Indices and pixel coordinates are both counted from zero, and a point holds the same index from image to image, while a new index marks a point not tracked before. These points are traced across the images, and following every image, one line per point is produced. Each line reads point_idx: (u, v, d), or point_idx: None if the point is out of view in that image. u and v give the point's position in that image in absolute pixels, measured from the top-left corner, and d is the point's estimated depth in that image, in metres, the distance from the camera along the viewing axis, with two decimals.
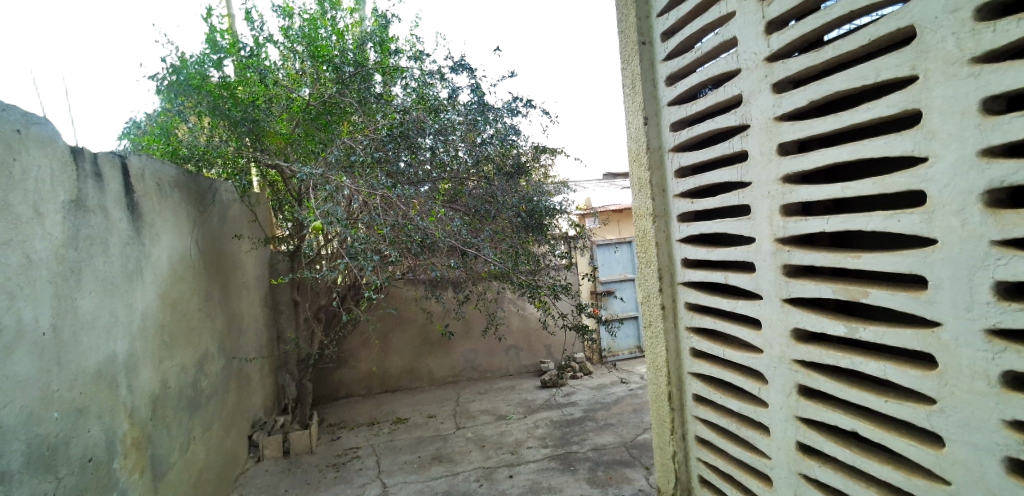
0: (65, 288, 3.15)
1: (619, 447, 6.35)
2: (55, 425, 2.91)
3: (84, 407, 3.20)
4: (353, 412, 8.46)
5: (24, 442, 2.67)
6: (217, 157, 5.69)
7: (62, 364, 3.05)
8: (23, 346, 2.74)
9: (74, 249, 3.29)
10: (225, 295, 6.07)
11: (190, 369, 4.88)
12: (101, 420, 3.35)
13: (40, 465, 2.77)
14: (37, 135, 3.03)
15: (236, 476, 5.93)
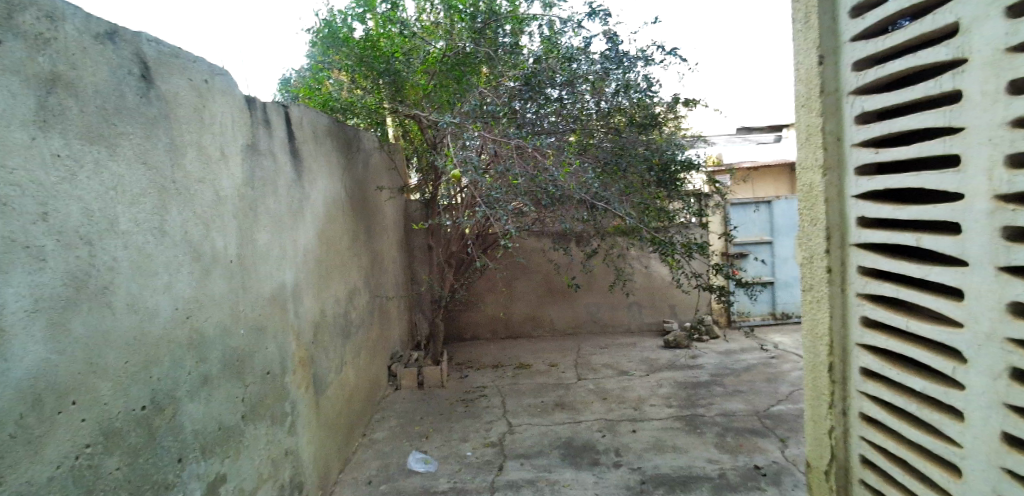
0: (245, 222, 3.58)
1: (751, 416, 5.87)
2: (242, 339, 3.40)
3: (262, 328, 3.69)
4: (479, 353, 8.97)
5: (221, 350, 3.15)
6: (362, 109, 6.08)
7: (246, 289, 3.52)
8: (218, 269, 3.17)
9: (250, 188, 3.70)
10: (368, 237, 6.62)
11: (342, 301, 5.45)
12: (276, 339, 3.87)
13: (234, 371, 3.27)
14: (219, 84, 3.38)
15: (380, 399, 6.65)
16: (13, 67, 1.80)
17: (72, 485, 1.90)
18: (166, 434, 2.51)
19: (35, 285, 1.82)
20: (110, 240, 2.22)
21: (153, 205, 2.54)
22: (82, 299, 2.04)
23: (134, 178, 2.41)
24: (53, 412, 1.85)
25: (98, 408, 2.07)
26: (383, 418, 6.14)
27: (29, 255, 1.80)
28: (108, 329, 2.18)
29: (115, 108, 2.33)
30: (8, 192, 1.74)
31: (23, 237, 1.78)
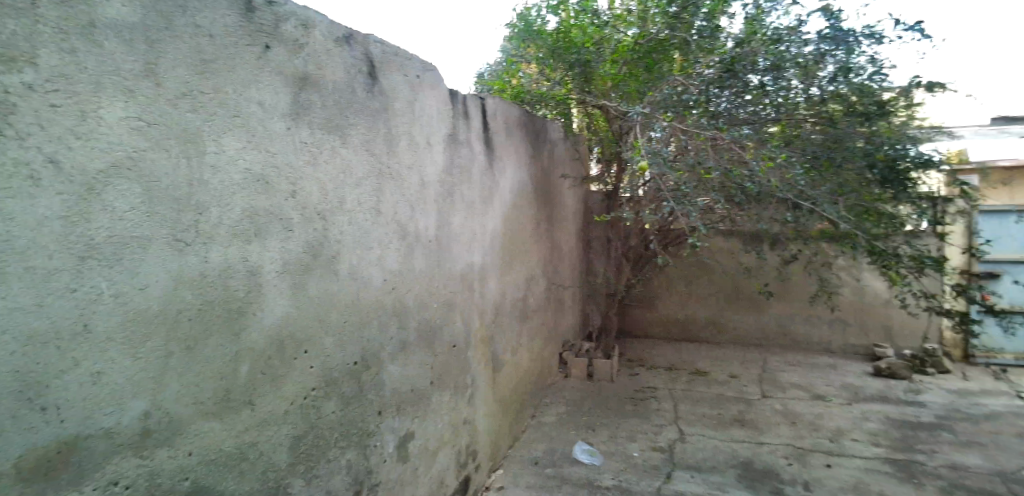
0: (444, 206, 3.93)
1: (989, 476, 4.49)
2: (435, 313, 3.74)
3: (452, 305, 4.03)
4: (651, 352, 8.51)
5: (418, 321, 3.50)
6: (552, 100, 6.19)
7: (440, 267, 3.85)
8: (420, 248, 3.54)
9: (450, 175, 4.04)
10: (549, 226, 6.71)
11: (522, 286, 5.66)
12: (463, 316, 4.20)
13: (426, 340, 3.61)
14: (429, 80, 3.72)
15: (550, 384, 6.75)
16: (276, 70, 2.22)
17: (301, 418, 2.30)
18: (371, 388, 2.89)
19: (285, 251, 2.22)
20: (340, 217, 2.62)
21: (372, 188, 2.92)
22: (317, 265, 2.44)
23: (359, 163, 2.79)
24: (291, 356, 2.25)
25: (323, 357, 2.47)
26: (551, 404, 6.23)
27: (281, 225, 2.20)
28: (335, 293, 2.58)
29: (347, 102, 2.71)
30: (270, 173, 2.15)
31: (279, 211, 2.19)
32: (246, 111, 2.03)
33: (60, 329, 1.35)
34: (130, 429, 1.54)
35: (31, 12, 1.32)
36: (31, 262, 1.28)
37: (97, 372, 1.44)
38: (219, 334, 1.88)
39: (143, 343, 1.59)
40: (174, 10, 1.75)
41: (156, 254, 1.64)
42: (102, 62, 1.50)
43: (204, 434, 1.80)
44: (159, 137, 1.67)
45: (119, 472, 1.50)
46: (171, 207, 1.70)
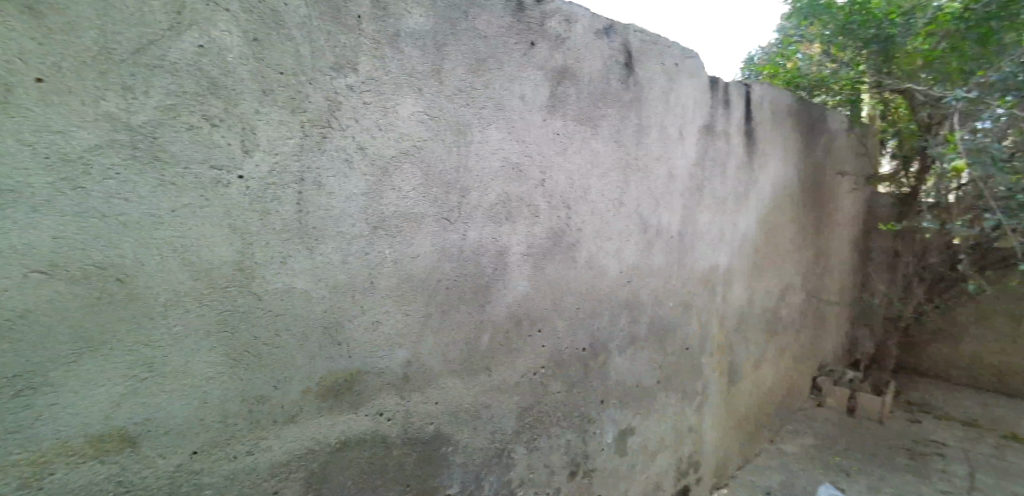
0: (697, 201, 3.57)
1: None
2: (670, 312, 3.40)
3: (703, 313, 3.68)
4: (946, 396, 6.28)
5: (649, 319, 3.22)
6: (839, 84, 5.15)
7: (681, 263, 3.46)
8: (661, 242, 3.26)
9: (702, 168, 3.58)
10: (818, 228, 5.47)
11: (774, 295, 4.80)
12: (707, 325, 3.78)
13: (657, 337, 3.31)
14: (688, 68, 3.32)
15: (797, 410, 5.56)
16: (537, 64, 2.36)
17: (529, 391, 2.46)
18: (597, 377, 2.86)
19: (530, 236, 2.39)
20: (582, 206, 2.67)
21: (617, 178, 2.89)
22: (557, 251, 2.56)
23: (606, 153, 2.78)
24: (527, 333, 2.42)
25: (555, 338, 2.58)
26: (794, 432, 5.17)
27: (527, 210, 2.36)
28: (570, 277, 2.64)
29: (599, 91, 2.70)
30: (522, 161, 2.32)
31: (527, 198, 2.36)
32: (507, 104, 2.24)
33: (354, 279, 1.75)
34: (395, 371, 1.90)
35: (357, 27, 1.72)
36: (343, 229, 1.71)
37: (377, 320, 1.83)
38: (467, 303, 2.14)
39: (412, 301, 1.93)
40: (459, 16, 2.02)
41: (427, 227, 1.96)
42: (402, 65, 1.85)
43: (448, 389, 2.09)
44: (438, 129, 1.98)
45: (384, 405, 1.88)
46: (441, 189, 2.00)
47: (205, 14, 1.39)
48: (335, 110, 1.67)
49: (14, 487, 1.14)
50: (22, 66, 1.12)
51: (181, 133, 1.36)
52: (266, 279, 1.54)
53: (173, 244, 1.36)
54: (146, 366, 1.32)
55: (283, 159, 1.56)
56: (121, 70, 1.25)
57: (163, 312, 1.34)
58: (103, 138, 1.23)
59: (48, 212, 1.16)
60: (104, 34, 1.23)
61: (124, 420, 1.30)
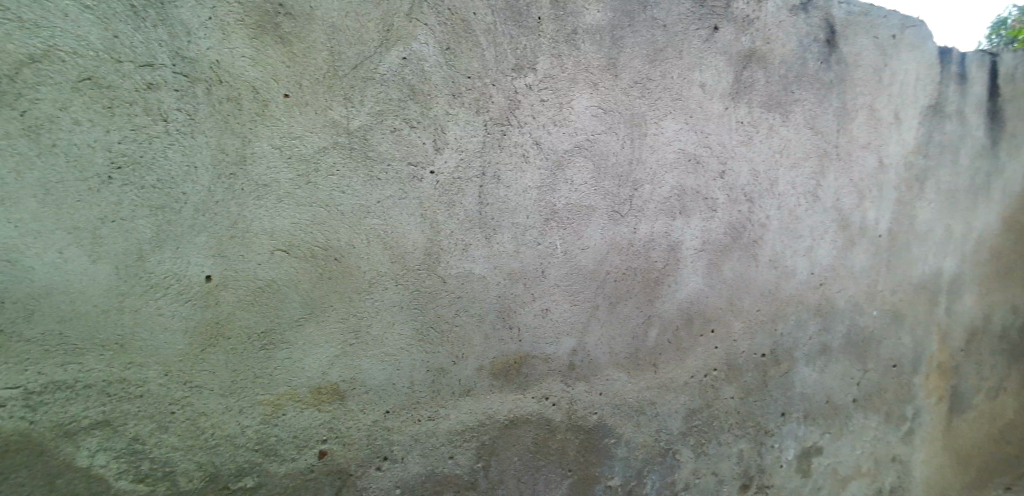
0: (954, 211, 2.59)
1: None
2: (875, 323, 2.47)
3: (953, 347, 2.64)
4: None
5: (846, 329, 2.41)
6: None
7: (891, 268, 2.48)
8: (864, 241, 2.42)
9: (927, 153, 2.52)
10: None
11: None
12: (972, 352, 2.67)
13: (856, 354, 2.44)
14: (913, 38, 2.43)
15: None
16: (724, 49, 2.08)
17: (697, 393, 2.18)
18: (778, 388, 2.31)
19: (704, 230, 2.15)
20: (768, 200, 2.24)
21: (814, 170, 2.31)
22: (736, 247, 2.20)
23: (801, 143, 2.27)
24: (698, 333, 2.17)
25: (730, 343, 2.22)
26: None
27: (705, 206, 2.14)
28: (752, 277, 2.24)
29: (802, 74, 2.25)
30: (702, 152, 2.10)
31: (703, 190, 2.13)
32: (687, 93, 2.05)
33: (525, 269, 1.88)
34: (561, 359, 1.96)
35: (537, 28, 1.80)
36: (518, 219, 1.85)
37: (545, 309, 1.92)
38: (637, 298, 2.06)
39: (578, 294, 1.96)
40: (637, 6, 1.92)
41: (596, 221, 1.97)
42: (579, 61, 1.87)
43: (613, 381, 2.05)
44: (611, 122, 1.95)
45: (550, 390, 1.95)
46: (613, 182, 1.98)
47: (408, 30, 1.65)
48: (514, 108, 1.81)
49: (259, 420, 1.61)
50: (274, 87, 1.54)
51: (387, 135, 1.67)
52: (450, 264, 1.78)
53: (378, 233, 1.69)
54: (352, 332, 1.69)
55: (467, 155, 1.76)
56: (342, 83, 1.61)
57: (367, 290, 1.69)
58: (329, 143, 1.61)
59: (289, 202, 1.58)
60: (333, 52, 1.59)
61: (336, 377, 1.68)
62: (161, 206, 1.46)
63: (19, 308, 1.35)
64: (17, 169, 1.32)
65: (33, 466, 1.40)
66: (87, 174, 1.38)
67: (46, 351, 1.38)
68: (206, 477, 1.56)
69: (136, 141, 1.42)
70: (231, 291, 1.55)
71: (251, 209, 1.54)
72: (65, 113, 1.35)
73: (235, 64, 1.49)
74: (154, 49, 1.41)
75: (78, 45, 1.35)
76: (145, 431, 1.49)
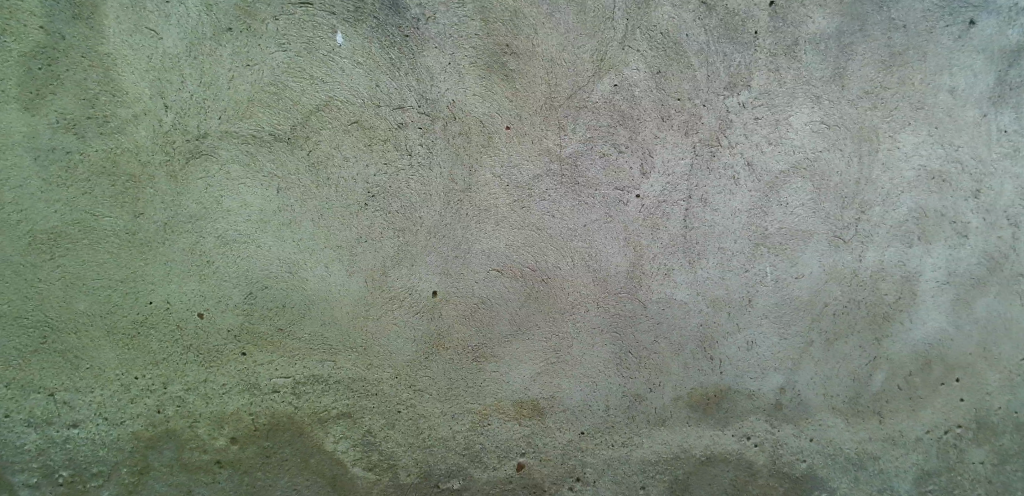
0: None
1: None
2: None
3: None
4: None
5: None
6: None
7: None
8: None
9: None
10: None
11: None
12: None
13: None
14: None
15: None
16: (980, 47, 2.03)
17: (935, 455, 2.08)
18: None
19: (952, 260, 2.06)
20: None
21: None
22: (994, 282, 2.06)
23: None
24: (938, 381, 2.08)
25: (982, 396, 2.08)
26: None
27: (953, 231, 2.06)
28: (1014, 319, 2.07)
29: None
30: (951, 168, 2.05)
31: (952, 212, 2.05)
32: (931, 102, 2.05)
33: (729, 296, 2.09)
34: (768, 396, 2.09)
35: (753, 42, 2.05)
36: (725, 245, 2.08)
37: (751, 341, 2.09)
38: (861, 333, 2.08)
39: (799, 316, 2.08)
40: (871, 9, 2.04)
41: (816, 244, 2.07)
42: (799, 75, 2.05)
43: (828, 427, 2.09)
44: (835, 138, 2.06)
45: (752, 430, 2.09)
46: (836, 203, 2.06)
47: (620, 59, 2.06)
48: (726, 128, 2.06)
49: (468, 426, 2.10)
50: (498, 121, 2.07)
51: (595, 161, 2.08)
52: (651, 289, 2.09)
53: (582, 255, 2.09)
54: (554, 352, 2.10)
55: (674, 179, 2.07)
56: (558, 114, 2.07)
57: (572, 311, 2.10)
58: (543, 170, 2.08)
59: (504, 226, 2.09)
60: (550, 85, 2.07)
61: (537, 393, 2.11)
62: (403, 228, 2.08)
63: (295, 312, 2.07)
64: (302, 198, 2.05)
65: (298, 439, 2.08)
66: (351, 199, 2.06)
67: (311, 348, 2.07)
68: (421, 474, 2.09)
69: (387, 173, 2.07)
70: (452, 305, 2.09)
71: (473, 232, 2.09)
72: (339, 152, 2.06)
73: (468, 101, 2.07)
74: (404, 94, 2.06)
75: (350, 95, 2.06)
76: (376, 425, 2.09)
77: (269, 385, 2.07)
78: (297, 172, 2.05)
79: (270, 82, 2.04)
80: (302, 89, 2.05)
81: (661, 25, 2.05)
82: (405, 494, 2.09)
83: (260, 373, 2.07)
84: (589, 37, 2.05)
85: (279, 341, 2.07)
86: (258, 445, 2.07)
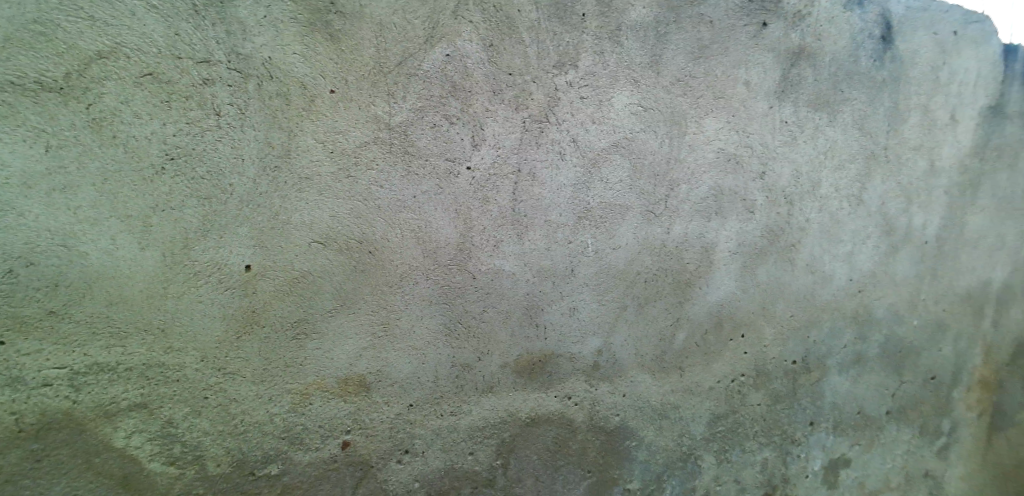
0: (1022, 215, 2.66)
1: None
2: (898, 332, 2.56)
3: (1003, 380, 2.70)
4: None
5: (857, 333, 2.52)
6: None
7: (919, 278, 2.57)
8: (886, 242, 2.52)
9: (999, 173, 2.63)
10: None
11: None
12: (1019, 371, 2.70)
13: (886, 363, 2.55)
14: (971, 37, 2.53)
15: None
16: (770, 46, 2.33)
17: (723, 400, 2.42)
18: (806, 397, 2.49)
19: (741, 232, 2.38)
20: (809, 203, 2.43)
21: (860, 171, 2.46)
22: (773, 251, 2.42)
23: (851, 144, 2.44)
24: (727, 337, 2.40)
25: (760, 349, 2.44)
26: None
27: (743, 207, 2.37)
28: (786, 283, 2.44)
29: (853, 72, 2.42)
30: (742, 152, 2.35)
31: (742, 191, 2.36)
32: (729, 92, 2.31)
33: (555, 267, 2.23)
34: (587, 358, 2.28)
35: (581, 24, 2.15)
36: (551, 218, 2.20)
37: (574, 308, 2.26)
38: (667, 298, 2.34)
39: (614, 283, 2.28)
40: (683, 3, 2.22)
41: (630, 219, 2.27)
42: (621, 58, 2.20)
43: (638, 383, 2.33)
44: (649, 120, 2.25)
45: (573, 390, 2.28)
46: (649, 181, 2.27)
47: (453, 29, 2.05)
48: (554, 105, 2.16)
49: (288, 408, 2.03)
50: (323, 84, 1.97)
51: (426, 130, 2.07)
52: (481, 261, 2.16)
53: (412, 227, 2.09)
54: (381, 325, 2.10)
55: (504, 152, 2.13)
56: (388, 80, 2.02)
57: (400, 283, 2.10)
58: (372, 138, 2.02)
59: (328, 196, 2.01)
60: (378, 49, 2.00)
61: (362, 368, 2.10)
62: (210, 197, 1.91)
63: (72, 293, 1.83)
64: (82, 158, 1.81)
65: (82, 438, 1.87)
66: (145, 163, 1.86)
67: (93, 333, 1.85)
68: (233, 462, 2.00)
69: (190, 135, 1.88)
70: (268, 281, 1.99)
71: (293, 201, 1.98)
72: (130, 108, 1.84)
73: (286, 59, 1.94)
74: (211, 46, 1.88)
75: (142, 42, 1.83)
76: (178, 415, 1.94)
77: (37, 379, 1.81)
78: (72, 128, 1.79)
79: (31, 18, 1.73)
80: (80, 32, 1.78)
81: None
82: (215, 485, 1.98)
83: (24, 365, 1.80)
84: (421, 2, 2.01)
85: (48, 326, 1.81)
86: (25, 450, 1.82)
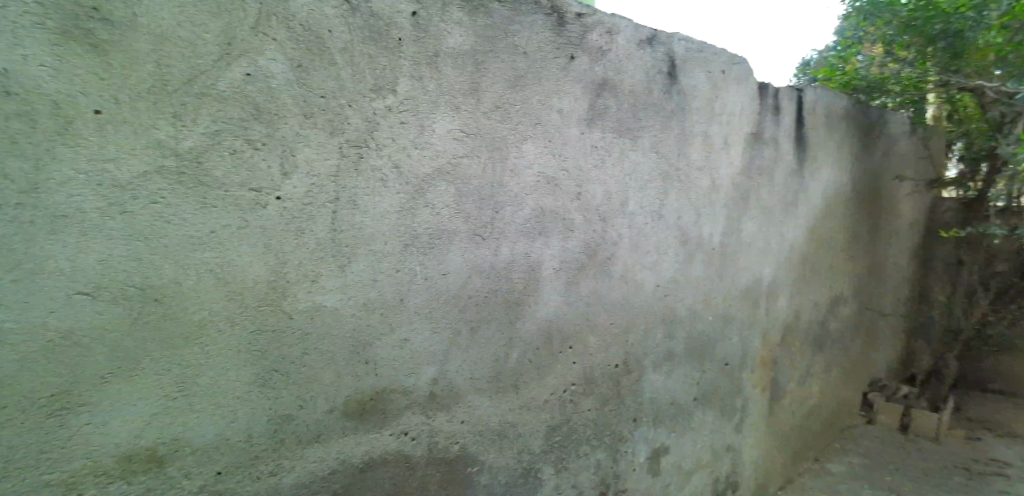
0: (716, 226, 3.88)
1: None
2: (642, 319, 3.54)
3: (699, 327, 3.98)
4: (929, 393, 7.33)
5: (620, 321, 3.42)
6: (897, 81, 6.61)
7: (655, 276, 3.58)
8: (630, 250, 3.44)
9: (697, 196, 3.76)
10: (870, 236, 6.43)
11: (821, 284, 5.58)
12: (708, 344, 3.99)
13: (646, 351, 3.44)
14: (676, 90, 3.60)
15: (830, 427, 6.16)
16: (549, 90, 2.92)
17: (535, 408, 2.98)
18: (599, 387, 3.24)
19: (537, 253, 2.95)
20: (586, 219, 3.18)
21: (614, 185, 3.32)
22: (563, 269, 3.09)
23: (606, 179, 3.25)
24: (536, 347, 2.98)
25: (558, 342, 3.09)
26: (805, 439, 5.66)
27: (536, 228, 2.94)
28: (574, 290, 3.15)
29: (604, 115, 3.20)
30: (534, 182, 2.91)
31: (536, 218, 2.94)
32: (521, 127, 2.82)
33: (382, 299, 2.33)
34: (422, 388, 2.51)
35: (397, 47, 2.30)
36: (374, 247, 2.28)
37: (405, 339, 2.42)
38: (487, 306, 2.73)
39: (441, 295, 2.53)
40: None
41: (455, 246, 2.57)
42: (439, 83, 2.46)
43: (474, 408, 2.71)
44: (469, 144, 2.60)
45: (408, 425, 2.47)
46: (471, 208, 2.63)
47: (254, 46, 1.91)
48: (372, 130, 2.24)
49: None
50: (86, 104, 1.57)
51: (223, 158, 1.86)
52: (298, 299, 2.08)
53: (211, 268, 1.85)
54: (177, 385, 1.80)
55: (320, 179, 2.11)
56: (174, 100, 1.74)
57: (198, 333, 1.83)
58: (154, 167, 1.70)
59: (95, 233, 1.59)
60: (160, 65, 1.71)
61: (150, 441, 1.75)
62: None
63: None
64: None
65: None
66: None
67: None
68: None
69: None
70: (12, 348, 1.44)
71: (43, 242, 1.50)
72: None
73: (30, 72, 1.46)
74: None
75: None
76: None
77: None
78: None
79: None
80: None
81: (301, 15, 2.01)
82: None
83: None
84: (213, 16, 1.81)
85: None
86: None
